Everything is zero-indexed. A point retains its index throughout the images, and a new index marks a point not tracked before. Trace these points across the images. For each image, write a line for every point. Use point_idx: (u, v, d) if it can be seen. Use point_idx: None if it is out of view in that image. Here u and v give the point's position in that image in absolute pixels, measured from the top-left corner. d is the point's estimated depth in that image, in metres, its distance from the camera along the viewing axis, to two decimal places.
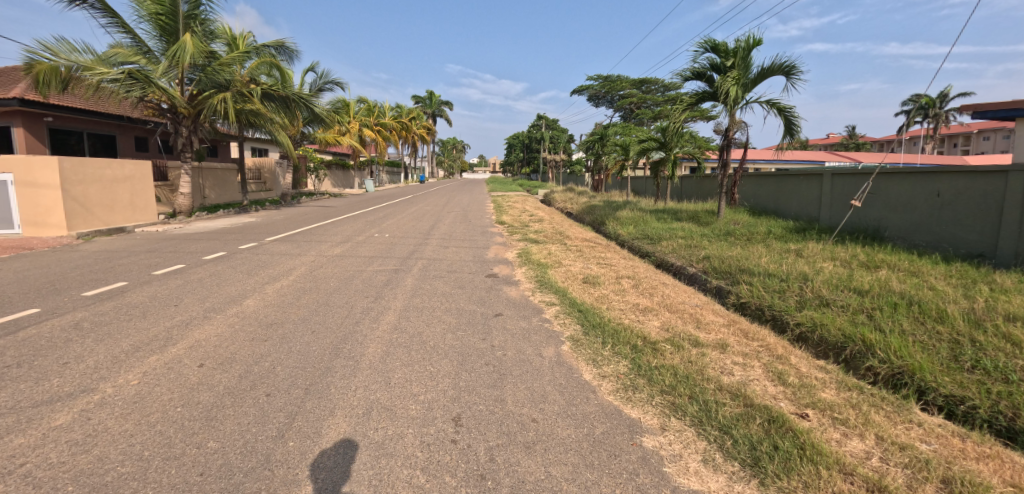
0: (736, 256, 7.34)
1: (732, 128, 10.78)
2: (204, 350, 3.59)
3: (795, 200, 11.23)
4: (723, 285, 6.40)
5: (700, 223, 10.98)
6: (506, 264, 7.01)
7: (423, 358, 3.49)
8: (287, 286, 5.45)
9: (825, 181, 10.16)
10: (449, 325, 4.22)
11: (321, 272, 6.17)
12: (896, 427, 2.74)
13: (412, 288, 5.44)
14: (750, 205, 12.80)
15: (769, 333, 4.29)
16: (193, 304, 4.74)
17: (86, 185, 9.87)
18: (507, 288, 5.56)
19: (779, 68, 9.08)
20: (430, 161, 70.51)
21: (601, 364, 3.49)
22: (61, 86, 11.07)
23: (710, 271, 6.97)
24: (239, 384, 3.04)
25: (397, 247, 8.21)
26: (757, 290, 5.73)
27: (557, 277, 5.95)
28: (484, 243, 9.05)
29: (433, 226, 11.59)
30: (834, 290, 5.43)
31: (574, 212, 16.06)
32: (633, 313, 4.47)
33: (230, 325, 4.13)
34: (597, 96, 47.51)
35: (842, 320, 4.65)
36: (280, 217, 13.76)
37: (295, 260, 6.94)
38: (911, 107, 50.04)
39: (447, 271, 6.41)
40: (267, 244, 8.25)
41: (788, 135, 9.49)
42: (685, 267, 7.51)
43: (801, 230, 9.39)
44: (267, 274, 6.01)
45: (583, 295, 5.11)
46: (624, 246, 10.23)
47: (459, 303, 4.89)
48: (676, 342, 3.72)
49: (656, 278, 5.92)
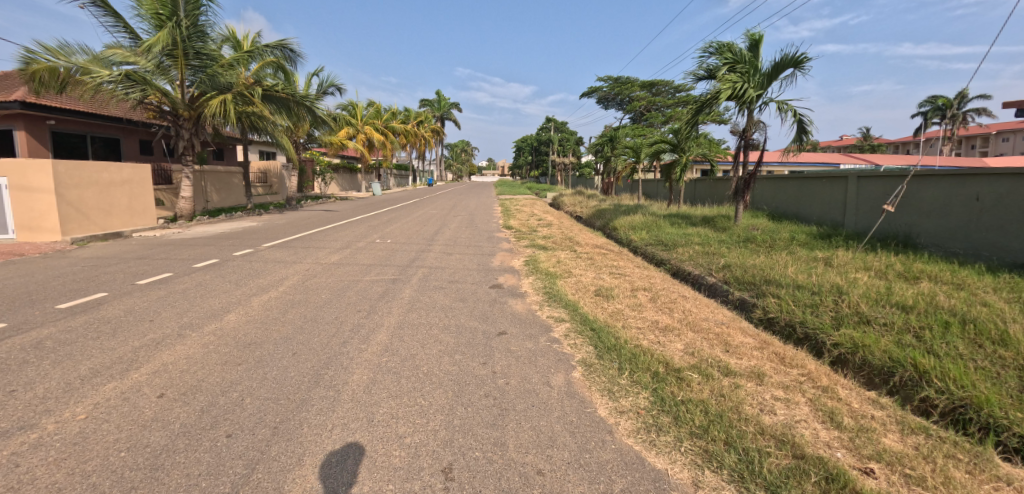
0: (759, 265, 6.82)
1: (748, 128, 10.26)
2: (169, 377, 3.19)
3: (817, 205, 10.64)
4: (747, 297, 5.89)
5: (717, 228, 10.44)
6: (512, 273, 6.56)
7: (414, 387, 3.06)
8: (275, 298, 5.03)
9: (852, 184, 9.56)
10: (447, 345, 3.79)
11: (313, 282, 5.77)
12: (986, 487, 2.21)
13: (410, 301, 5.02)
14: (769, 209, 12.22)
15: (808, 358, 3.78)
16: (170, 319, 4.36)
17: (81, 189, 9.61)
18: (512, 301, 5.11)
19: (793, 61, 8.53)
20: (439, 164, 70.31)
21: (617, 396, 3.02)
22: (59, 86, 10.97)
23: (732, 281, 6.47)
24: (198, 422, 2.63)
25: (398, 254, 7.80)
26: (787, 304, 5.22)
27: (567, 289, 5.48)
28: (490, 249, 8.61)
29: (437, 231, 11.17)
30: (874, 305, 4.89)
31: (584, 216, 15.57)
32: (652, 332, 4.00)
33: (204, 345, 3.73)
34: (606, 99, 47.01)
35: (888, 341, 4.12)
36: (283, 220, 13.51)
37: (289, 269, 6.56)
38: (929, 108, 48.87)
39: (449, 281, 5.98)
40: (263, 251, 7.88)
41: (797, 140, 8.94)
42: (703, 276, 7.01)
43: (827, 236, 8.84)
44: (256, 284, 5.63)
45: (595, 311, 4.64)
46: (637, 252, 9.73)
47: (460, 318, 4.45)
48: (704, 369, 3.24)
49: (675, 290, 5.43)
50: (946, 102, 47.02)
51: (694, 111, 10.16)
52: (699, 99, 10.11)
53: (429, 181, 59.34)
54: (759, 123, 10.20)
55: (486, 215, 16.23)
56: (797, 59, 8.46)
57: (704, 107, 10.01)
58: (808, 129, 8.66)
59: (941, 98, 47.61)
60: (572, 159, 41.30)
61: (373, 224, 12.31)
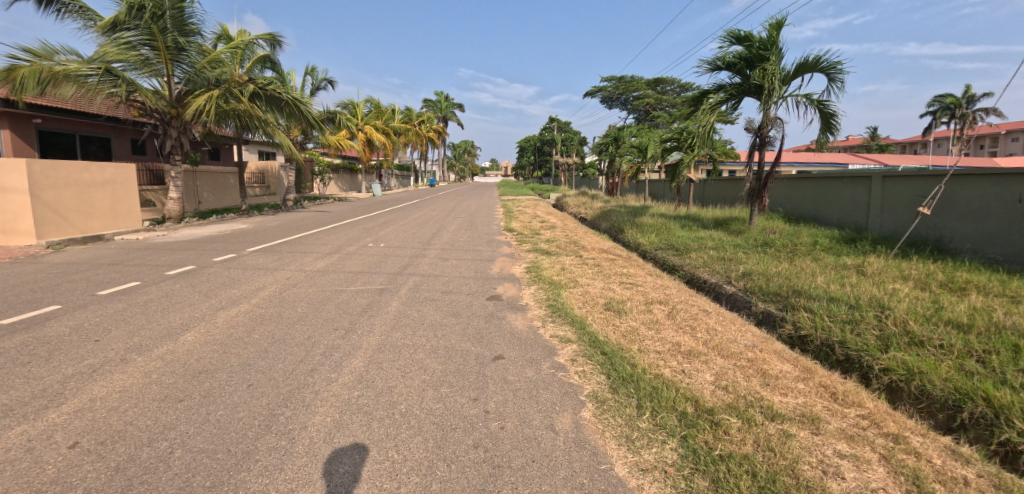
0: (783, 273, 6.20)
1: (765, 125, 9.64)
2: (93, 418, 2.64)
3: (838, 206, 10.01)
4: (773, 310, 5.28)
5: (731, 231, 9.83)
6: (513, 282, 5.97)
7: (390, 434, 2.49)
8: (244, 312, 4.45)
9: (877, 185, 8.91)
10: (433, 374, 3.21)
11: (292, 293, 5.21)
12: None
13: (397, 316, 4.44)
14: (785, 211, 11.59)
15: (863, 394, 3.18)
16: (117, 340, 3.78)
17: (59, 190, 9.09)
18: (511, 316, 4.53)
19: (818, 64, 7.95)
20: (442, 165, 69.77)
21: (639, 447, 2.43)
22: (40, 87, 10.21)
23: (756, 290, 5.85)
24: (106, 486, 2.07)
25: (390, 260, 7.24)
26: (822, 320, 4.61)
27: (573, 302, 4.89)
28: (489, 254, 8.02)
29: (434, 234, 10.61)
30: (925, 323, 4.27)
31: (588, 217, 14.98)
32: (674, 357, 3.42)
33: (146, 375, 3.15)
34: (610, 98, 46.39)
35: (951, 367, 3.51)
36: (275, 223, 12.99)
37: (268, 277, 5.98)
38: (938, 107, 48.04)
39: (443, 292, 5.40)
40: (245, 256, 7.33)
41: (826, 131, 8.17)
42: (722, 285, 6.40)
43: (852, 241, 8.22)
44: (228, 295, 5.07)
45: (606, 329, 4.04)
46: (646, 257, 9.13)
47: (451, 338, 3.87)
48: (744, 412, 2.64)
49: (695, 304, 4.83)
50: (954, 102, 46.29)
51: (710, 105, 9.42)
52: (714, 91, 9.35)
53: (431, 180, 58.86)
54: (775, 119, 9.58)
55: (487, 216, 15.66)
56: (824, 63, 7.90)
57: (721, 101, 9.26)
58: (835, 119, 7.96)
59: (950, 97, 46.88)
60: (575, 160, 40.74)
61: (368, 226, 11.71)
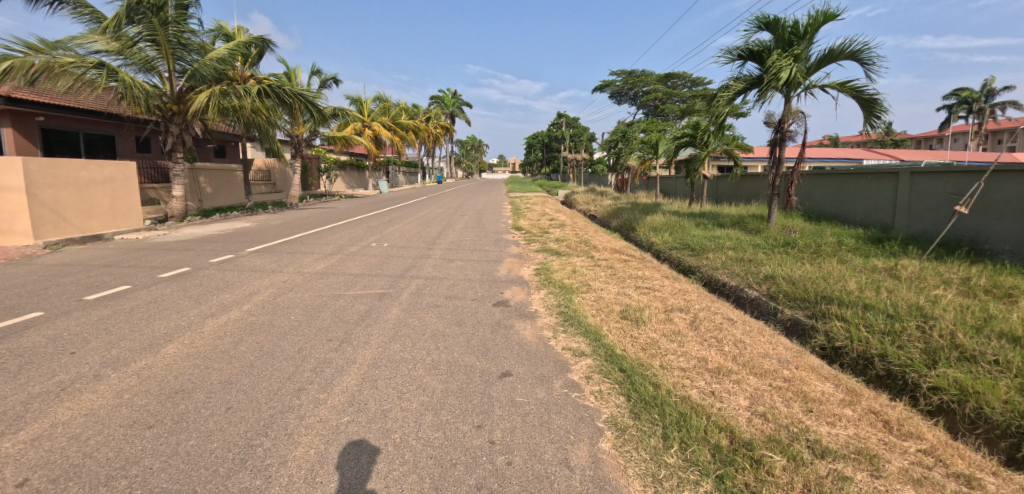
0: (811, 276, 5.80)
1: (786, 118, 9.19)
2: (50, 449, 2.36)
3: (861, 204, 9.54)
4: (802, 317, 4.89)
5: (748, 230, 9.41)
6: (521, 285, 5.63)
7: (380, 471, 2.17)
8: (233, 320, 4.18)
9: (905, 181, 8.45)
10: (433, 395, 2.89)
11: (287, 297, 4.92)
12: None
13: (396, 323, 4.14)
14: (804, 209, 11.12)
15: (918, 421, 2.80)
16: (94, 353, 3.51)
17: (57, 188, 8.89)
18: (520, 325, 4.20)
19: (848, 51, 7.51)
20: (449, 162, 69.50)
21: (667, 490, 2.08)
22: (33, 78, 10.12)
23: (782, 295, 5.46)
24: None
25: (393, 261, 6.94)
26: (858, 330, 4.23)
27: (586, 309, 4.53)
28: (497, 255, 7.69)
29: (440, 233, 10.29)
30: (976, 335, 3.86)
31: (598, 215, 14.58)
32: (703, 376, 3.06)
33: (118, 394, 2.89)
34: (619, 93, 45.58)
35: (1013, 387, 3.11)
36: (279, 221, 12.74)
37: (264, 280, 5.71)
38: (956, 101, 46.76)
39: (448, 296, 5.09)
40: (243, 257, 7.07)
41: (871, 119, 8.03)
42: (743, 288, 6.00)
43: (880, 242, 7.77)
44: (219, 301, 4.79)
45: (623, 341, 3.70)
46: (660, 256, 8.76)
47: (453, 351, 3.55)
48: (789, 447, 2.28)
49: (718, 312, 4.46)
50: (972, 95, 45.21)
51: (729, 97, 8.86)
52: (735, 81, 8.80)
53: (439, 177, 58.58)
54: (797, 113, 9.13)
55: (495, 214, 15.31)
56: (854, 50, 7.46)
57: (741, 92, 8.71)
58: (878, 104, 7.85)
59: (966, 91, 45.82)
60: (584, 156, 40.23)
61: (372, 225, 11.42)
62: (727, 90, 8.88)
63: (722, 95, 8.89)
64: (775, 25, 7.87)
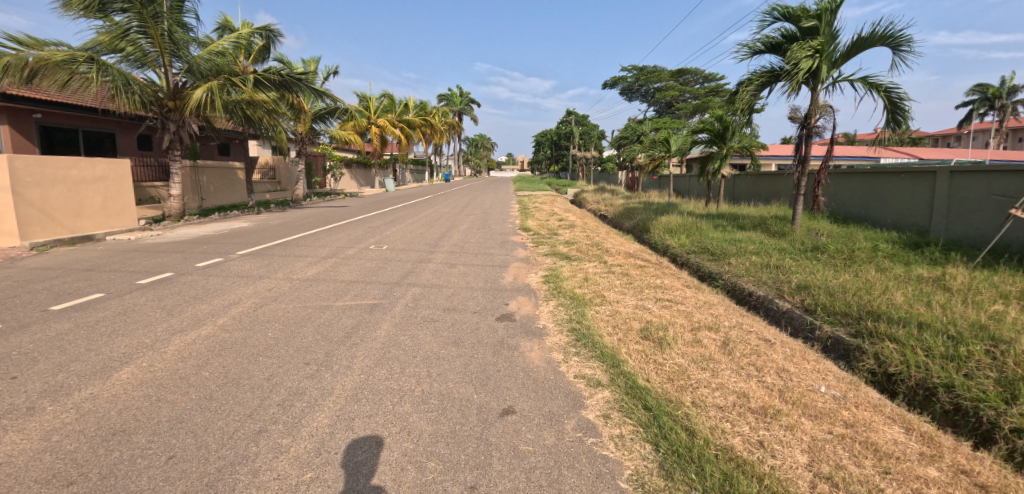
0: (850, 287, 5.22)
1: (813, 113, 8.57)
2: None
3: (894, 205, 8.90)
4: (844, 336, 4.33)
5: (772, 232, 8.81)
6: (529, 295, 5.11)
7: None
8: (203, 339, 3.71)
9: (944, 181, 7.82)
10: (418, 440, 2.39)
11: (270, 309, 4.46)
12: None
13: (385, 342, 3.63)
14: (830, 210, 10.46)
15: (1021, 484, 2.25)
16: (36, 378, 3.06)
17: (45, 187, 8.54)
18: (527, 346, 3.67)
19: (879, 32, 6.87)
20: (457, 159, 68.97)
21: None
22: (27, 75, 9.98)
23: (820, 309, 4.88)
24: None
25: (390, 266, 6.46)
26: (917, 355, 3.65)
27: (600, 326, 4.00)
28: (502, 259, 7.19)
29: (443, 234, 9.79)
30: None
31: (609, 215, 14.01)
32: (746, 419, 2.55)
33: (46, 436, 2.43)
34: (631, 88, 43.56)
35: None
36: (278, 220, 12.38)
37: (249, 288, 5.26)
38: (977, 98, 45.43)
39: (446, 307, 4.58)
40: (232, 261, 6.62)
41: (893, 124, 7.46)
42: (772, 299, 5.43)
43: (919, 248, 7.14)
44: (194, 312, 4.35)
45: (646, 369, 3.17)
46: (676, 261, 8.21)
47: (446, 380, 3.04)
48: None
49: (753, 333, 3.90)
50: (995, 92, 43.75)
51: (749, 94, 8.08)
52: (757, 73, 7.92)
53: (447, 174, 57.97)
54: (825, 107, 8.51)
55: (502, 214, 14.79)
56: (887, 32, 6.81)
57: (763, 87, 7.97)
58: (902, 110, 7.26)
59: (990, 87, 44.34)
60: (593, 154, 39.55)
61: (374, 226, 10.93)
62: (749, 85, 8.00)
63: (743, 91, 8.03)
64: (797, 13, 7.18)
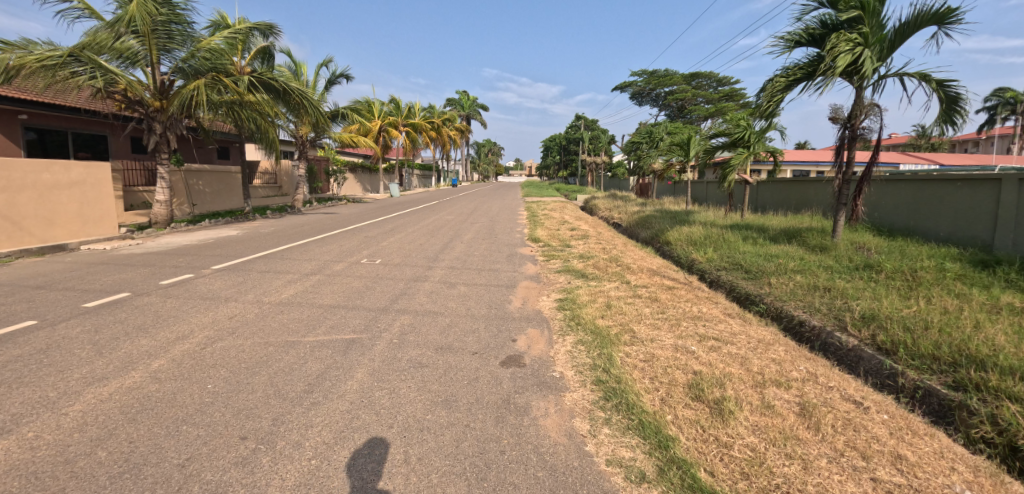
0: (931, 320, 4.27)
1: (858, 114, 7.58)
2: None
3: (949, 216, 7.91)
4: (940, 387, 3.39)
5: (811, 245, 7.89)
6: (540, 326, 4.24)
7: None
8: (124, 394, 2.89)
9: (1011, 188, 6.84)
10: None
11: (226, 346, 3.65)
12: None
13: (354, 402, 2.78)
14: (872, 221, 9.44)
15: None
16: None
17: (12, 193, 7.83)
18: (541, 410, 2.77)
19: (936, 15, 5.82)
20: (465, 165, 68.36)
21: None
22: (9, 77, 9.57)
23: (899, 350, 3.93)
24: None
25: (380, 286, 5.61)
26: None
27: (635, 379, 3.09)
28: (509, 276, 6.32)
29: (445, 246, 8.97)
30: None
31: (624, 224, 13.17)
32: None
33: None
34: (641, 93, 43.18)
35: None
36: (271, 228, 11.61)
37: (208, 314, 4.43)
38: (997, 102, 43.79)
39: (439, 346, 3.70)
40: (202, 278, 5.82)
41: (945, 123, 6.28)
42: (832, 333, 4.51)
43: (990, 267, 6.18)
44: (130, 351, 3.54)
45: (707, 459, 2.25)
46: (703, 278, 7.33)
47: (429, 471, 2.17)
48: None
49: (835, 392, 3.00)
50: (1017, 97, 41.98)
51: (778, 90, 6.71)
52: (788, 66, 6.68)
53: (454, 179, 57.20)
54: (871, 106, 7.53)
55: (510, 222, 13.99)
56: (944, 14, 5.79)
57: (795, 82, 6.62)
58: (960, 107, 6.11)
59: (1010, 92, 42.72)
60: (602, 160, 38.64)
61: (370, 235, 10.15)
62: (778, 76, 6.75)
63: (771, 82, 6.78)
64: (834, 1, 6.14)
